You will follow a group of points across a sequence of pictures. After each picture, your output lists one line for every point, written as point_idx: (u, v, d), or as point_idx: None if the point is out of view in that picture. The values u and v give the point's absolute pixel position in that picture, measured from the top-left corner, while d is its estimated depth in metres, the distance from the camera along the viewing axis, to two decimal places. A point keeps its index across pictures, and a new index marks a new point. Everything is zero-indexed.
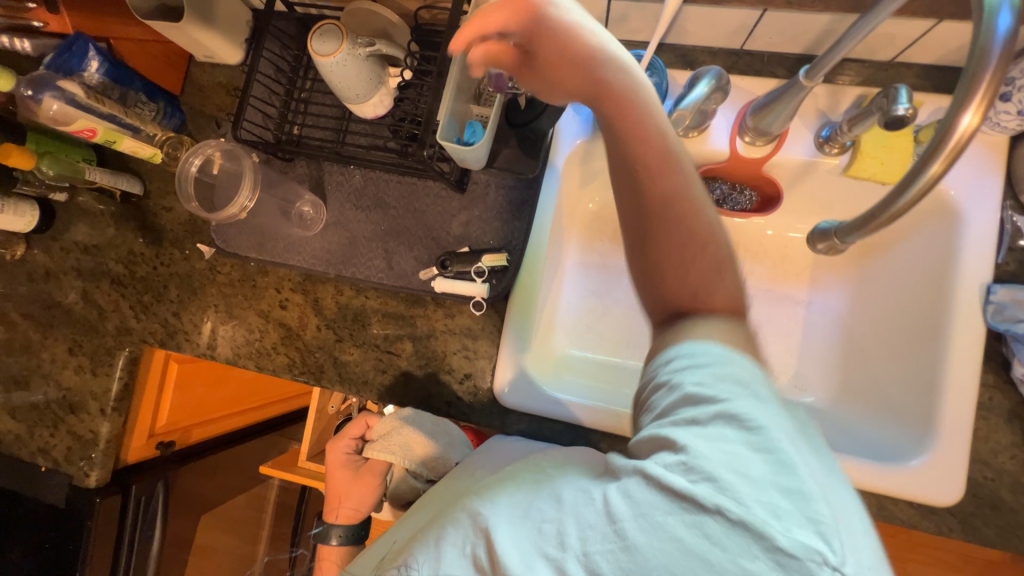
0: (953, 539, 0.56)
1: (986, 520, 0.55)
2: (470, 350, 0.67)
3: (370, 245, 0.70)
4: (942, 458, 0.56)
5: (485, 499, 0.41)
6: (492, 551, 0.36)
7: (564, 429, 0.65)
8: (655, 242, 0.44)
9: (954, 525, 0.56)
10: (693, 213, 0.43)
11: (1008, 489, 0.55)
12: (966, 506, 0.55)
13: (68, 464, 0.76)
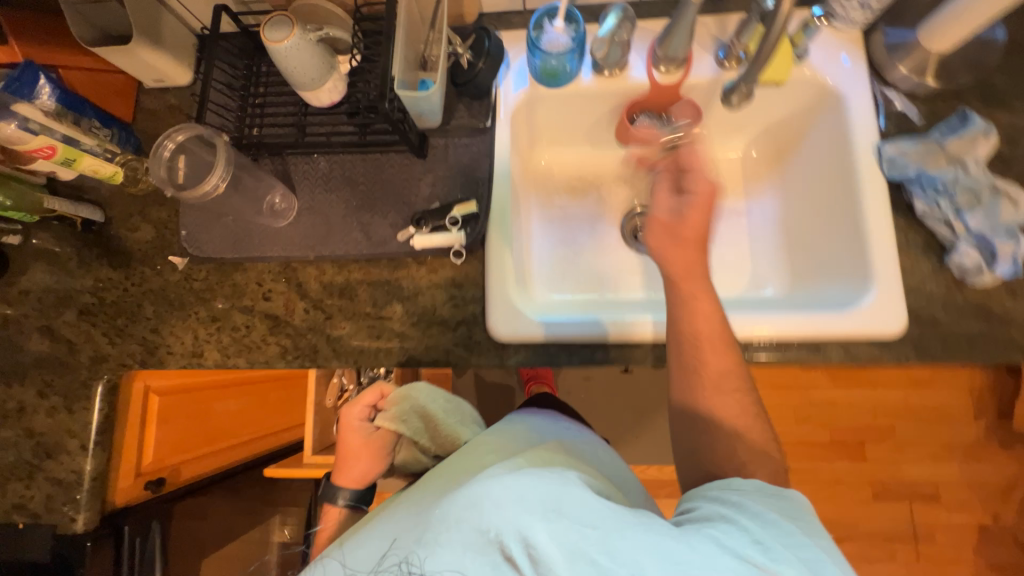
0: (913, 363, 0.63)
1: (932, 339, 0.63)
2: (458, 298, 0.70)
3: (345, 222, 0.73)
4: (884, 292, 0.64)
5: (504, 489, 0.44)
6: (530, 549, 0.40)
7: (559, 350, 0.68)
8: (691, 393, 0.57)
9: (909, 350, 0.63)
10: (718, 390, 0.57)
11: (942, 309, 0.63)
12: (913, 331, 0.63)
13: (49, 513, 0.71)
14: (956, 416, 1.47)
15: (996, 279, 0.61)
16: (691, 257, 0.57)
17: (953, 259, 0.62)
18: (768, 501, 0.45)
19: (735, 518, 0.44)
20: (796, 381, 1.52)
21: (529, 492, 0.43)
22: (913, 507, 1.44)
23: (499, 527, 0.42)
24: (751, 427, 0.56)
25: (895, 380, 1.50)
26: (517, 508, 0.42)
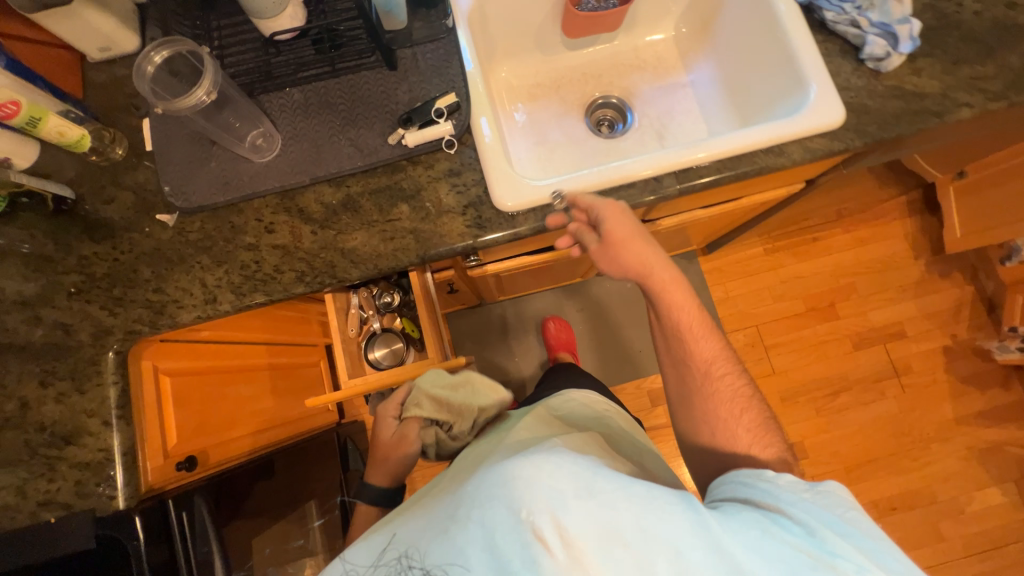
0: (859, 145, 0.73)
1: (868, 121, 0.74)
2: (459, 184, 0.73)
3: (333, 141, 0.75)
4: (821, 90, 0.74)
5: (551, 473, 0.47)
6: (561, 530, 0.45)
7: (564, 208, 0.73)
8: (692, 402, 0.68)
9: (852, 134, 0.73)
10: (720, 388, 0.66)
11: (868, 97, 0.74)
12: (852, 119, 0.74)
13: (83, 498, 0.66)
14: (901, 261, 1.67)
15: (902, 58, 0.74)
16: (645, 254, 0.67)
17: (866, 52, 0.74)
18: (803, 488, 0.51)
19: (782, 506, 0.49)
20: (764, 265, 1.67)
21: (563, 471, 0.48)
22: (888, 346, 1.61)
23: (529, 504, 0.46)
24: (750, 412, 0.65)
25: (844, 244, 1.68)
26: (551, 492, 0.46)
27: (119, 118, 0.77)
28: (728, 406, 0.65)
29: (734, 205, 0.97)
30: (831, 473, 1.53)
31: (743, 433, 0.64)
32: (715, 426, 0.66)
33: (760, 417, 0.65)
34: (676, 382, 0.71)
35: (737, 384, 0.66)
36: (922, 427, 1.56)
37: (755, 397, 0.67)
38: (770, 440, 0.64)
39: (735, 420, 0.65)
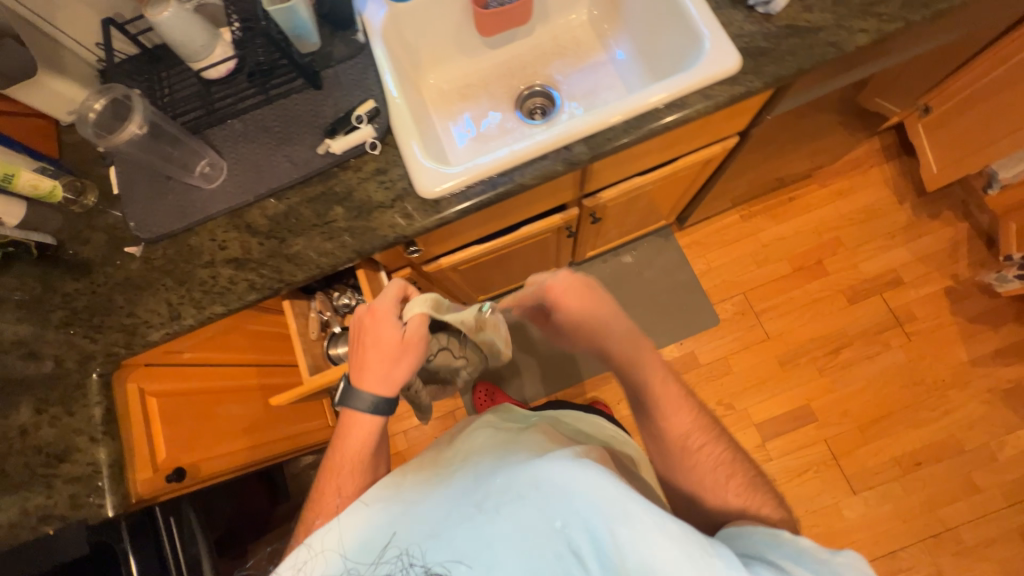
0: (760, 85, 0.76)
1: (765, 62, 0.76)
2: (386, 180, 0.79)
3: (272, 160, 0.82)
4: (715, 40, 0.77)
5: (597, 490, 0.48)
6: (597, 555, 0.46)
7: (486, 187, 0.77)
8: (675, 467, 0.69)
9: (751, 77, 0.76)
10: (699, 455, 0.67)
11: (762, 39, 0.77)
12: (749, 62, 0.77)
13: (77, 509, 0.72)
14: (884, 208, 1.63)
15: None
16: (604, 324, 0.71)
17: None
18: (824, 557, 0.48)
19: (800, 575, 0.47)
20: (743, 232, 1.66)
21: (605, 490, 0.48)
22: (885, 296, 1.56)
23: (565, 515, 0.48)
24: (737, 479, 0.65)
25: (823, 199, 1.66)
26: (589, 506, 0.47)
27: (91, 170, 0.87)
28: (711, 474, 0.66)
29: (670, 167, 1.00)
30: (845, 434, 1.47)
31: (734, 499, 0.64)
32: (705, 497, 0.65)
33: (746, 480, 0.65)
34: (659, 457, 0.71)
35: (717, 451, 0.67)
36: (935, 374, 1.49)
37: (738, 460, 0.67)
38: (761, 502, 0.63)
39: (723, 486, 0.65)
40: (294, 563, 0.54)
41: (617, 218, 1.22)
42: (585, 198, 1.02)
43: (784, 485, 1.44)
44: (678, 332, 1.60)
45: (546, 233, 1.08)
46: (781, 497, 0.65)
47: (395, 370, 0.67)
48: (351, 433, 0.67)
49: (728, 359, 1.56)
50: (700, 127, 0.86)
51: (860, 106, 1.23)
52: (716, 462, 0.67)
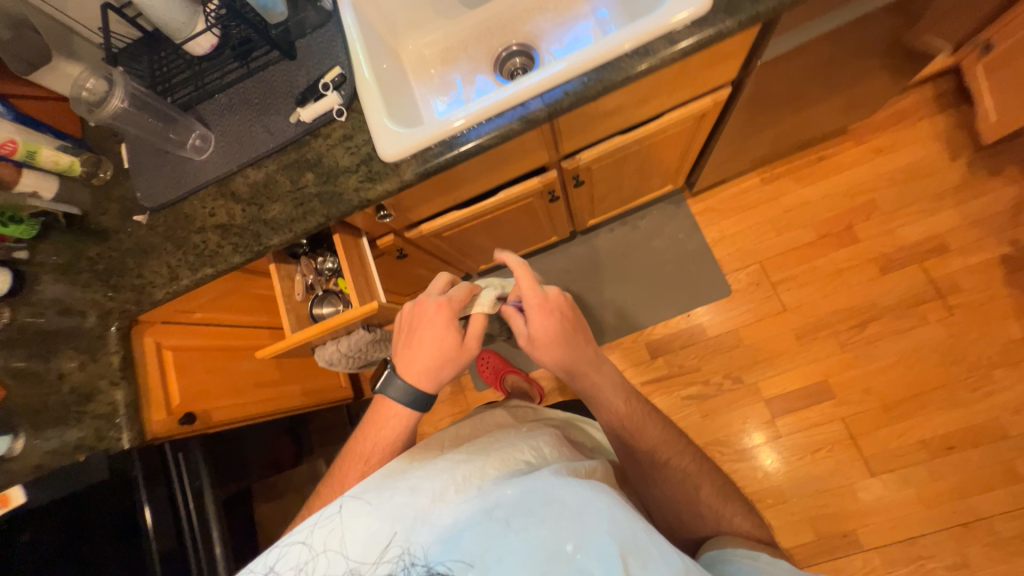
0: (732, 25, 0.71)
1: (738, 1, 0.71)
2: (351, 146, 0.82)
3: (252, 130, 0.87)
4: None
5: (610, 520, 0.49)
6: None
7: (446, 149, 0.79)
8: (650, 482, 0.72)
9: (723, 17, 0.71)
10: (669, 467, 0.72)
11: None
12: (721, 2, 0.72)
13: (101, 440, 0.85)
14: (933, 166, 1.45)
15: None
16: (576, 354, 0.74)
17: None
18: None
19: None
20: (764, 197, 1.55)
21: (618, 520, 0.49)
22: (925, 265, 1.41)
23: (577, 538, 0.47)
24: (708, 482, 0.72)
25: (858, 158, 1.50)
26: (601, 533, 0.47)
27: (107, 147, 0.98)
28: (684, 486, 0.71)
29: (653, 124, 0.95)
30: (867, 413, 1.37)
31: (706, 507, 0.70)
32: (682, 509, 0.70)
33: (715, 487, 0.72)
34: (632, 472, 0.74)
35: (684, 461, 0.73)
36: (979, 351, 1.34)
37: (705, 468, 0.74)
38: (733, 509, 0.70)
39: (695, 496, 0.71)
40: (298, 559, 0.55)
41: (609, 182, 1.18)
42: (565, 160, 1.00)
43: (792, 463, 1.37)
44: (685, 303, 1.54)
45: (529, 198, 1.07)
46: (752, 506, 0.71)
47: (444, 369, 0.70)
48: (384, 421, 0.69)
49: (739, 332, 1.48)
50: (675, 77, 0.81)
51: (904, 48, 1.09)
52: (684, 472, 0.73)
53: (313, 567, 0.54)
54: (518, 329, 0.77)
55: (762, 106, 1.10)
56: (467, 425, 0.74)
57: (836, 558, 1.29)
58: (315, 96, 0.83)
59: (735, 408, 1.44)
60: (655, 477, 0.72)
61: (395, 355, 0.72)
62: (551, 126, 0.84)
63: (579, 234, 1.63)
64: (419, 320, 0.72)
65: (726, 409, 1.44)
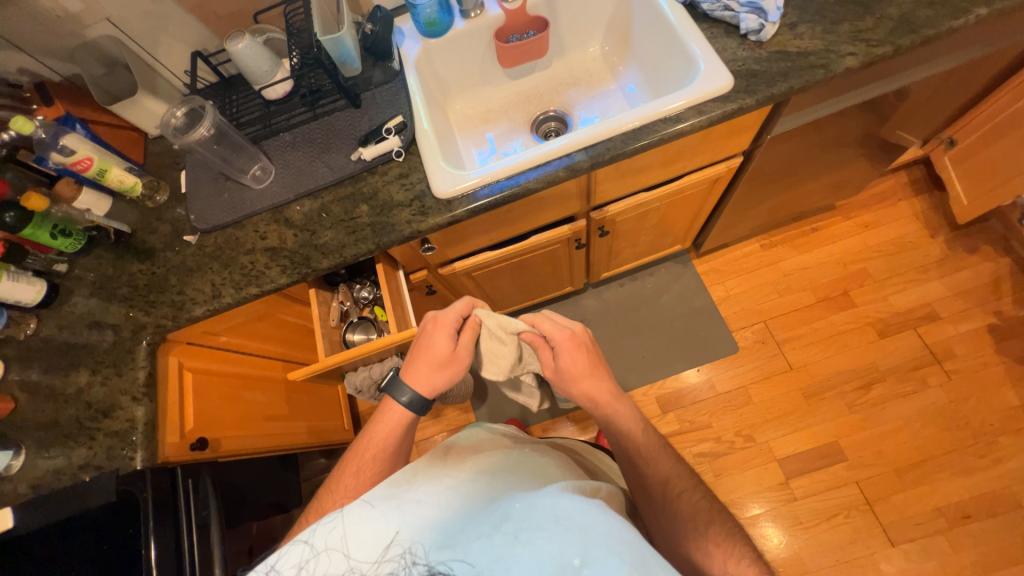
0: (752, 99, 0.83)
1: (754, 83, 0.85)
2: (407, 183, 0.91)
3: (312, 166, 0.95)
4: (710, 64, 0.86)
5: (617, 539, 0.43)
6: None
7: (496, 189, 0.86)
8: (661, 518, 0.67)
9: (743, 93, 0.84)
10: (678, 501, 0.67)
11: (753, 64, 0.86)
12: (741, 83, 0.85)
13: (110, 460, 0.81)
14: (917, 241, 1.59)
15: (775, 26, 0.87)
16: (598, 387, 0.72)
17: (744, 27, 0.87)
18: None
19: None
20: (764, 261, 1.65)
21: (628, 543, 0.43)
22: (920, 330, 1.49)
23: (585, 552, 0.41)
24: (714, 524, 0.66)
25: (848, 231, 1.65)
26: (610, 551, 0.42)
27: (166, 173, 1.04)
28: (694, 522, 0.66)
29: (673, 184, 1.07)
30: (880, 477, 1.35)
31: (713, 547, 0.64)
32: (690, 546, 0.65)
33: (723, 528, 0.66)
34: (644, 506, 0.70)
35: (694, 500, 0.68)
36: (982, 417, 1.37)
37: (717, 507, 0.68)
38: (739, 552, 0.64)
39: (704, 536, 0.65)
40: (295, 560, 0.47)
41: (629, 235, 1.27)
42: (593, 211, 1.09)
43: (809, 529, 1.33)
44: (695, 357, 1.56)
45: (556, 244, 1.14)
46: (763, 555, 0.64)
47: (440, 378, 0.72)
48: (382, 416, 0.71)
49: (748, 389, 1.50)
50: (700, 141, 0.94)
51: (877, 139, 1.24)
52: (692, 510, 0.67)
53: (312, 568, 0.47)
54: (545, 362, 0.75)
55: (765, 178, 1.23)
56: (468, 441, 0.69)
57: None
58: (378, 138, 0.92)
59: (747, 468, 1.41)
60: (663, 512, 0.67)
61: (403, 366, 0.75)
62: (587, 176, 0.94)
63: (591, 286, 1.69)
64: (422, 334, 0.75)
65: (738, 468, 1.42)
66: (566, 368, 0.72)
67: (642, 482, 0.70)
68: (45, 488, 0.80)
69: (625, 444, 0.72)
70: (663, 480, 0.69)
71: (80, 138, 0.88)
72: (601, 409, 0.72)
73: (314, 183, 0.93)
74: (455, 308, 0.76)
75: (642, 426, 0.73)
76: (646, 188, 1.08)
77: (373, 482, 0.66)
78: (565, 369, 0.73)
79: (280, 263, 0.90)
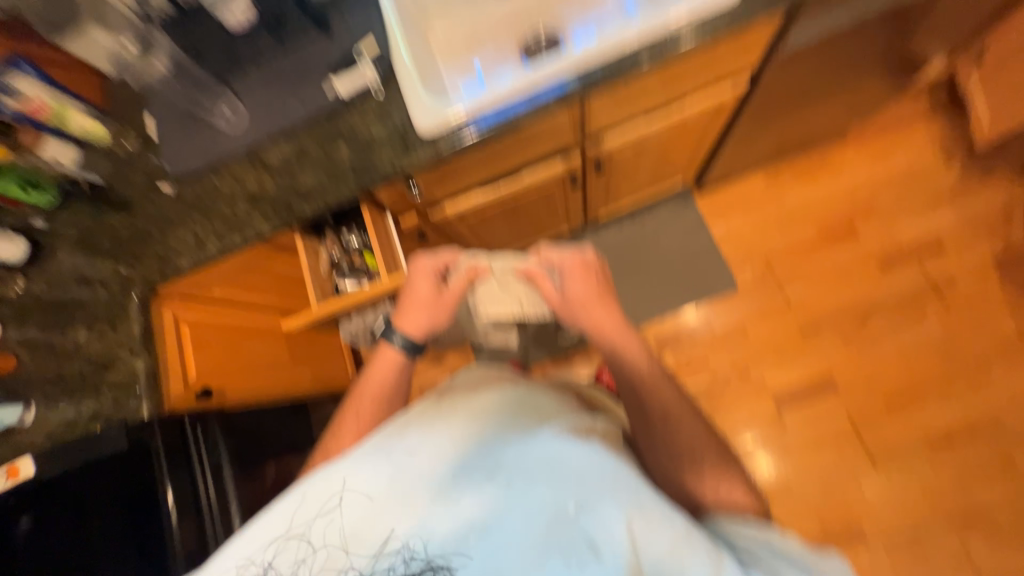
0: (762, 10, 0.75)
1: None
2: (387, 119, 0.85)
3: (285, 104, 0.89)
4: None
5: (613, 484, 0.45)
6: (595, 537, 0.43)
7: (484, 124, 0.81)
8: (657, 442, 0.68)
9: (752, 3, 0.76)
10: (677, 428, 0.67)
11: None
12: None
13: (118, 409, 0.85)
14: (931, 169, 1.53)
15: None
16: (603, 316, 0.72)
17: None
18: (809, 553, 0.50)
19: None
20: (769, 195, 1.60)
21: (622, 484, 0.45)
22: (923, 263, 1.47)
23: (581, 499, 0.44)
24: (710, 448, 0.68)
25: (859, 160, 1.58)
26: (605, 496, 0.44)
27: (134, 119, 0.97)
28: (690, 448, 0.67)
29: (674, 113, 1.00)
30: (869, 405, 1.40)
31: (709, 472, 0.66)
32: (684, 474, 0.66)
33: (719, 455, 0.67)
34: (639, 433, 0.70)
35: (693, 427, 0.68)
36: (975, 347, 1.39)
37: (713, 435, 0.69)
38: (731, 477, 0.66)
39: (698, 464, 0.66)
40: (292, 520, 0.46)
41: (626, 172, 1.21)
42: (588, 144, 1.03)
43: (796, 453, 1.39)
44: (692, 296, 1.56)
45: (550, 182, 1.09)
46: (752, 481, 0.66)
47: (427, 320, 0.74)
48: (376, 362, 0.72)
49: (744, 326, 1.51)
50: (704, 63, 0.86)
51: (898, 55, 1.14)
52: (689, 437, 0.67)
53: (309, 528, 0.46)
54: (548, 292, 0.77)
55: (773, 104, 1.14)
56: (461, 378, 0.68)
57: (838, 547, 1.29)
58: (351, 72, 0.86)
59: (740, 400, 1.46)
60: (660, 435, 0.67)
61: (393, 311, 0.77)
62: (580, 104, 0.87)
63: (589, 227, 1.65)
64: (411, 277, 0.76)
65: (731, 400, 1.46)
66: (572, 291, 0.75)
67: (643, 409, 0.68)
68: (59, 437, 0.82)
69: (630, 374, 0.69)
70: (666, 408, 0.68)
71: (35, 75, 0.81)
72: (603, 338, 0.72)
73: (288, 124, 0.88)
74: (439, 254, 0.76)
75: (646, 357, 0.70)
76: (645, 117, 1.01)
77: (373, 423, 0.67)
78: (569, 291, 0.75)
79: (263, 212, 0.87)
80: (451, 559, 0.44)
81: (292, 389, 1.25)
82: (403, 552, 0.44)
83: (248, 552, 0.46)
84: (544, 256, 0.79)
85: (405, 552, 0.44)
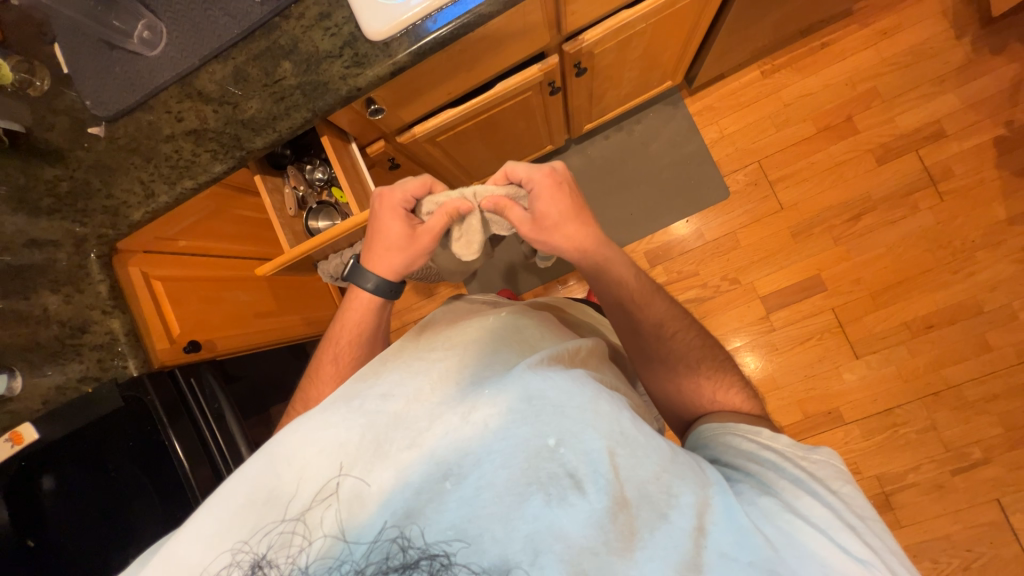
0: None
1: None
2: (331, 25, 0.74)
3: (210, 16, 0.77)
4: None
5: (594, 413, 0.44)
6: (576, 469, 0.42)
7: (443, 21, 0.70)
8: (651, 357, 0.70)
9: None
10: (669, 341, 0.69)
11: None
12: None
13: (105, 370, 0.84)
14: (940, 47, 1.41)
15: None
16: (583, 232, 0.67)
17: None
18: (800, 453, 0.52)
19: (778, 481, 0.49)
20: (764, 91, 1.49)
21: (603, 415, 0.44)
22: (921, 152, 1.41)
23: (561, 433, 0.43)
24: (707, 353, 0.70)
25: (864, 43, 1.45)
26: (586, 428, 0.43)
27: (38, 50, 0.84)
28: (686, 359, 0.68)
29: None
30: (855, 301, 1.42)
31: (704, 381, 0.67)
32: (681, 380, 0.68)
33: (715, 362, 0.69)
34: (633, 349, 0.71)
35: (687, 338, 0.70)
36: (965, 235, 1.38)
37: (709, 344, 0.71)
38: (730, 383, 0.67)
39: (695, 370, 0.68)
40: (252, 481, 0.42)
41: (610, 72, 1.10)
42: (566, 43, 0.92)
43: (783, 352, 1.43)
44: (684, 208, 1.51)
45: (528, 91, 0.99)
46: (753, 385, 0.68)
47: (400, 259, 0.69)
48: (351, 302, 0.72)
49: (736, 234, 1.48)
50: None
51: None
52: (681, 351, 0.69)
53: (270, 490, 0.42)
54: (517, 220, 0.67)
55: None
56: (434, 318, 0.64)
57: (821, 432, 1.38)
58: None
59: (732, 307, 1.47)
60: (653, 350, 0.69)
61: (361, 250, 0.72)
62: None
63: (573, 143, 1.56)
64: (376, 211, 0.70)
65: (723, 308, 1.47)
66: (543, 201, 0.66)
67: (635, 327, 0.70)
68: (54, 404, 0.81)
69: (620, 292, 0.69)
70: (657, 321, 0.69)
71: None
72: (591, 254, 0.67)
73: (216, 41, 0.76)
74: (405, 186, 0.69)
75: (625, 275, 0.69)
76: (628, 5, 0.89)
77: (354, 364, 0.69)
78: (541, 202, 0.66)
79: (211, 149, 0.78)
80: (427, 510, 0.41)
81: (285, 335, 1.24)
82: (376, 509, 0.41)
83: (210, 527, 0.41)
84: (509, 173, 0.68)
85: (377, 509, 0.41)
